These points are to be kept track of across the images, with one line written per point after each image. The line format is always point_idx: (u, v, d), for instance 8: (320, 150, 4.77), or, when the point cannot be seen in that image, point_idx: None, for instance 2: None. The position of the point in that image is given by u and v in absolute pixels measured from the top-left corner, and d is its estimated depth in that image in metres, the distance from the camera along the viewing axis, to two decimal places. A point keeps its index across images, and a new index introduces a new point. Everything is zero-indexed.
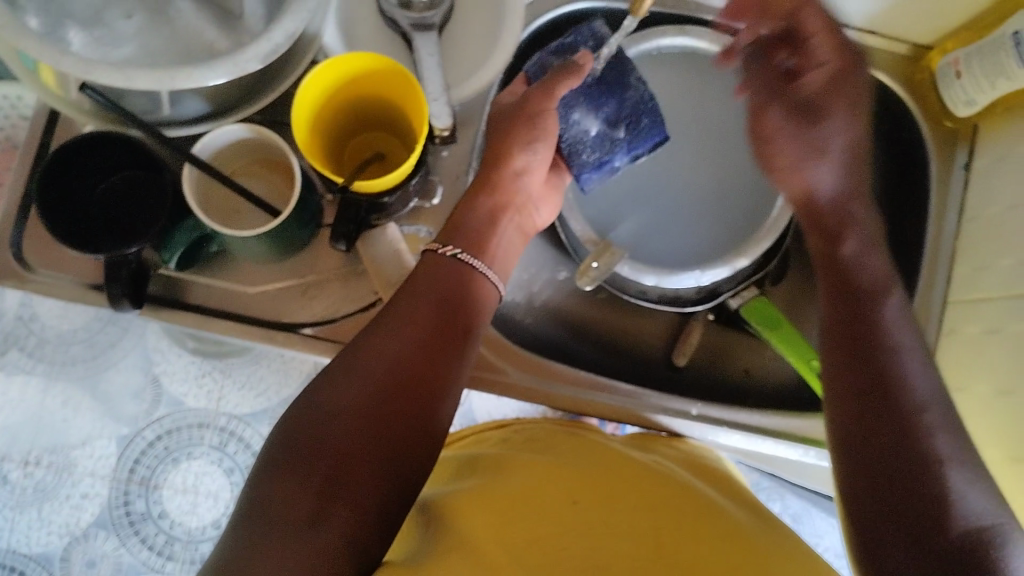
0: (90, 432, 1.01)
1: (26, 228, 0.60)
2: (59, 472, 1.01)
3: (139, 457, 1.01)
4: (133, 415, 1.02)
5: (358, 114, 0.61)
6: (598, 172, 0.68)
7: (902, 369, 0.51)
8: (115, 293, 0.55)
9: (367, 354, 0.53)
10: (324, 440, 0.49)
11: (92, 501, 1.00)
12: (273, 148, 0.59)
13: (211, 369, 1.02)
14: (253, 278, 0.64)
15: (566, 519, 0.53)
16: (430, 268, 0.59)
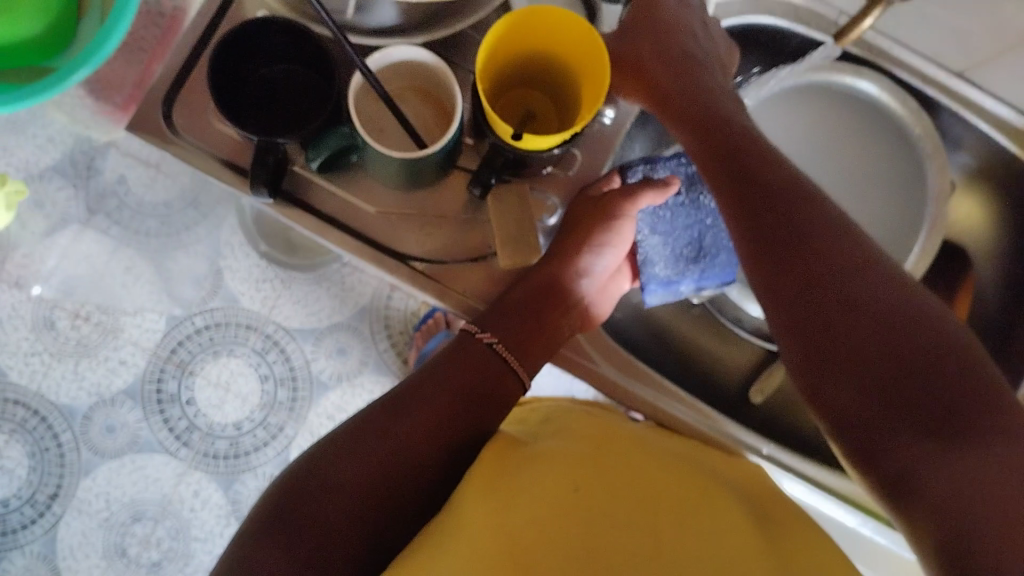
0: (142, 303, 1.03)
1: (182, 90, 0.61)
2: (105, 333, 1.02)
3: (183, 341, 1.02)
4: (188, 298, 1.03)
5: (528, 67, 0.61)
6: (664, 289, 0.66)
7: (811, 278, 0.48)
8: (256, 179, 0.56)
9: (379, 428, 0.57)
10: (325, 489, 0.53)
11: (127, 369, 1.01)
12: (438, 81, 0.59)
13: (272, 276, 1.04)
14: (375, 198, 0.64)
15: (566, 501, 0.53)
16: (461, 344, 0.62)
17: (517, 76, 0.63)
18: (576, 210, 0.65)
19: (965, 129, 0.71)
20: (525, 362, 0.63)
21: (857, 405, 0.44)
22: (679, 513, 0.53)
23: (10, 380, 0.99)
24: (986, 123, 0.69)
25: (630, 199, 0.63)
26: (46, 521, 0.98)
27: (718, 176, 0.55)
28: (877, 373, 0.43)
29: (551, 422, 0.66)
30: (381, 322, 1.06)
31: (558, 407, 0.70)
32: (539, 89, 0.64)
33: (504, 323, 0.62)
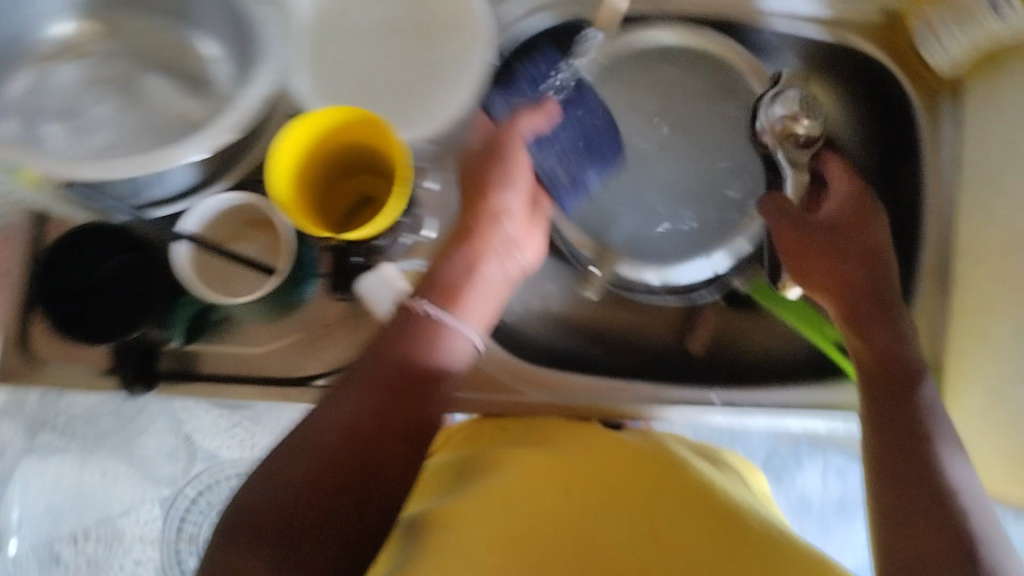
0: (132, 499, 1.02)
1: (32, 327, 0.61)
2: (109, 543, 1.02)
3: (185, 514, 1.03)
4: (171, 475, 1.03)
5: (345, 156, 0.60)
6: (576, 193, 0.66)
7: (881, 404, 0.55)
8: (127, 376, 0.57)
9: (328, 428, 0.51)
10: (280, 512, 0.49)
11: (146, 564, 1.03)
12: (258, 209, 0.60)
13: (237, 421, 1.01)
14: (256, 338, 0.64)
15: (567, 514, 0.52)
16: (400, 325, 0.56)
17: (340, 167, 0.61)
18: (466, 184, 0.62)
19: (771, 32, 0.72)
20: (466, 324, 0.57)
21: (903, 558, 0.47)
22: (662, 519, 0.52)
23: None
24: (787, 20, 0.71)
25: (513, 125, 0.61)
26: None
27: (856, 316, 0.61)
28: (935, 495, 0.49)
29: (527, 435, 0.62)
30: None
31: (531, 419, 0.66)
32: (362, 170, 0.63)
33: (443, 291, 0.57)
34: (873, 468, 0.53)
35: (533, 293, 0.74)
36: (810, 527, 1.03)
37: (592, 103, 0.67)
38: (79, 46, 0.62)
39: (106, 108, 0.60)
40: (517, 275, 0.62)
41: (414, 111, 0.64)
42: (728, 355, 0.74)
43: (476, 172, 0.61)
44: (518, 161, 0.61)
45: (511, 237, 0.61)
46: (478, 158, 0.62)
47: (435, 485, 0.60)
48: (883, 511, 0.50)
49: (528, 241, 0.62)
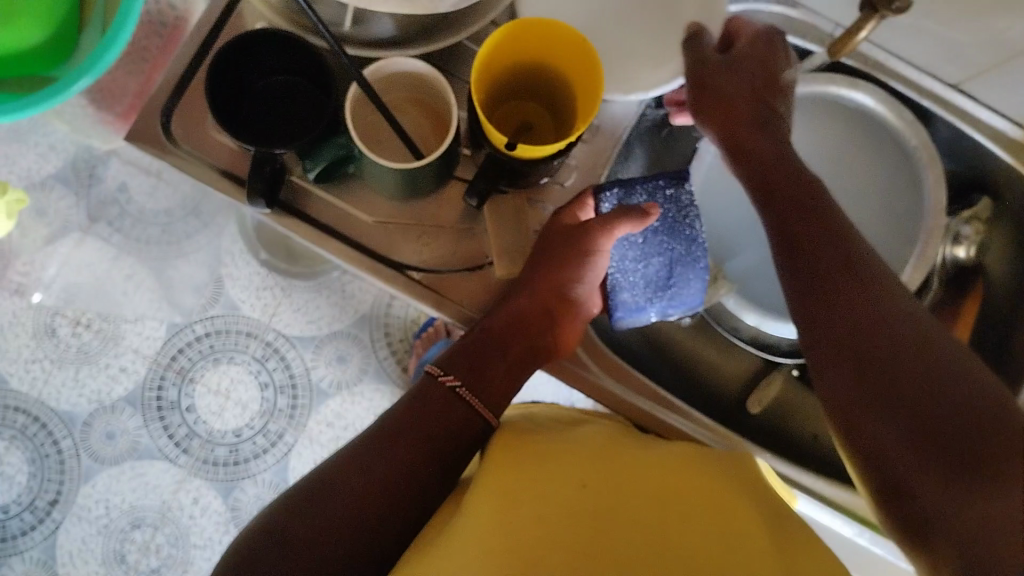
0: (144, 311, 1.03)
1: (181, 103, 0.61)
2: (105, 339, 1.02)
3: (183, 348, 1.03)
4: (189, 306, 1.04)
5: (534, 80, 0.62)
6: (632, 314, 0.67)
7: (806, 266, 0.51)
8: (255, 189, 0.57)
9: (338, 473, 0.55)
10: (294, 533, 0.52)
11: (127, 377, 1.02)
12: (434, 90, 0.60)
13: (273, 284, 1.04)
14: (372, 207, 0.64)
15: (567, 498, 0.55)
16: (422, 394, 0.60)
17: (514, 89, 0.64)
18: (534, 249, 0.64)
19: (948, 131, 0.71)
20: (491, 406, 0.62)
21: (868, 418, 0.44)
22: (686, 529, 0.53)
23: (11, 387, 1.00)
24: (978, 133, 0.69)
25: (607, 232, 0.61)
26: (46, 527, 0.99)
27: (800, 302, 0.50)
28: (891, 325, 0.45)
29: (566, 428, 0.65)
30: (381, 330, 1.06)
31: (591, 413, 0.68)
32: (532, 98, 0.65)
33: (463, 359, 0.62)
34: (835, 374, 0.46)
35: None
36: None
37: (677, 228, 0.65)
38: None
39: None
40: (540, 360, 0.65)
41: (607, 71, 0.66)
42: (775, 427, 0.74)
43: (545, 249, 0.63)
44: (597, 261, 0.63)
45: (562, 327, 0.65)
46: (550, 241, 0.63)
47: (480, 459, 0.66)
48: (847, 398, 0.45)
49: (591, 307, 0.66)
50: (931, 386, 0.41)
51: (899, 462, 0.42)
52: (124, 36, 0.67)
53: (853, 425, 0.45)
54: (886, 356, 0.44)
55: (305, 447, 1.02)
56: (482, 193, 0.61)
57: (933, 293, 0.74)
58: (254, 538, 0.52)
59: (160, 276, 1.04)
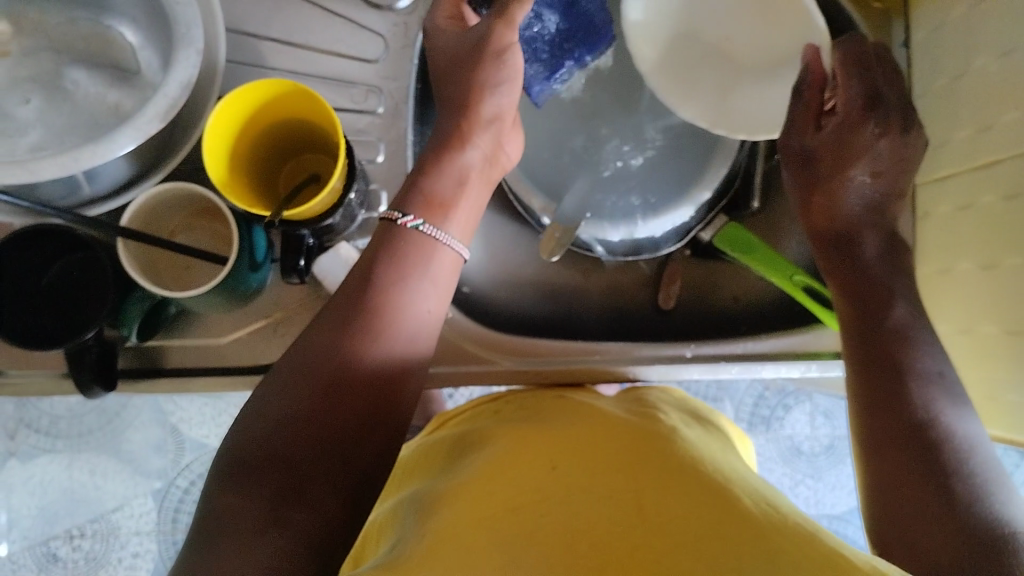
0: (125, 493, 1.02)
1: None
2: (105, 538, 1.02)
3: (179, 505, 1.03)
4: (161, 467, 1.03)
5: (279, 141, 0.60)
6: (548, 85, 0.66)
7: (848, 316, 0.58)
8: (86, 377, 0.55)
9: (292, 392, 0.48)
10: (258, 448, 0.46)
11: (144, 558, 1.02)
12: (198, 199, 0.59)
13: (226, 407, 1.04)
14: (218, 329, 0.63)
15: (549, 482, 0.51)
16: (369, 252, 0.54)
17: (271, 159, 0.62)
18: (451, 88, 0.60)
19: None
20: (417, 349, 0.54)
21: (905, 513, 0.47)
22: (664, 486, 0.49)
23: None
24: None
25: (506, 20, 0.58)
26: None
27: (847, 311, 0.58)
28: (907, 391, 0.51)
29: (523, 411, 0.63)
30: None
31: (512, 392, 0.67)
32: (293, 153, 0.63)
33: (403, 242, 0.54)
34: (879, 418, 0.51)
35: (505, 261, 0.73)
36: (802, 472, 1.04)
37: None
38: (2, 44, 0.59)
39: (32, 107, 0.59)
40: (501, 172, 0.63)
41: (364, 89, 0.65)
42: (698, 310, 0.74)
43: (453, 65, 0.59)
44: (515, 57, 0.59)
45: (499, 137, 0.61)
46: (462, 96, 0.59)
47: (427, 464, 0.62)
48: (878, 436, 0.50)
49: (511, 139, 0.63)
50: (938, 477, 0.47)
51: (906, 520, 0.46)
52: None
53: (884, 487, 0.49)
54: (917, 457, 0.48)
55: None
56: (297, 267, 0.59)
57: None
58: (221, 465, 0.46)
59: (116, 455, 1.03)
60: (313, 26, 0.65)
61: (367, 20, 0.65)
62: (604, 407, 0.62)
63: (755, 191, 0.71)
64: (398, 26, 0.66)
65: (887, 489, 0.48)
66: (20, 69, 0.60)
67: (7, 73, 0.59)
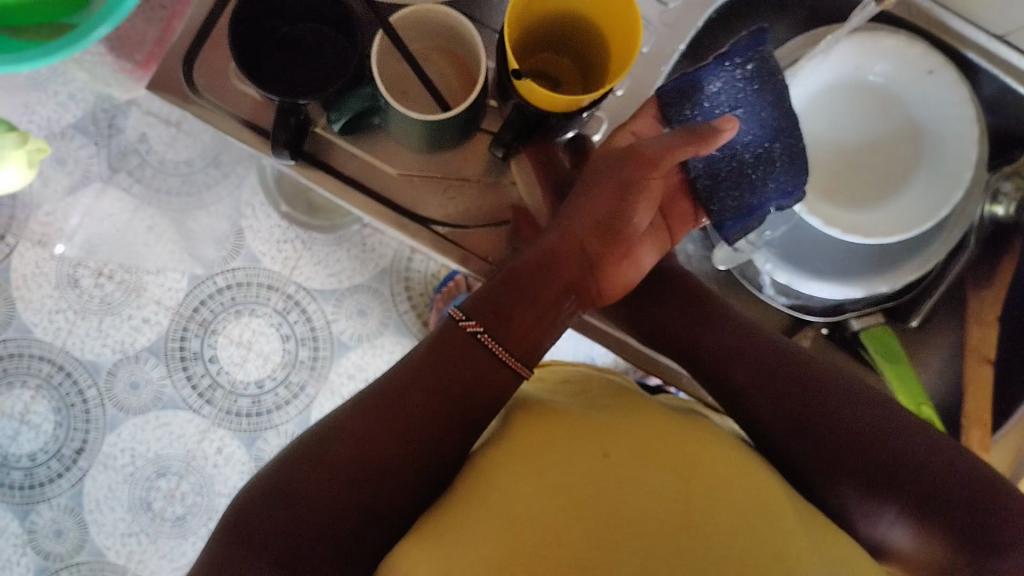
0: (165, 262, 1.00)
1: (203, 49, 0.60)
2: (128, 291, 0.99)
3: (205, 300, 0.99)
4: (211, 258, 1.00)
5: (555, 24, 0.59)
6: (743, 223, 0.62)
7: (828, 442, 0.54)
8: (278, 141, 0.55)
9: (314, 458, 0.48)
10: (271, 511, 0.46)
11: (151, 328, 0.99)
12: (460, 41, 0.58)
13: (293, 237, 1.00)
14: (396, 161, 0.63)
15: (594, 466, 0.50)
16: (439, 339, 0.53)
17: (541, 43, 0.61)
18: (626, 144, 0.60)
19: (993, 85, 0.69)
20: (519, 348, 0.54)
21: None
22: (711, 511, 0.48)
23: (34, 336, 0.97)
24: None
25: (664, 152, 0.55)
26: (73, 474, 0.97)
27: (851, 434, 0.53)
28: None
29: (576, 390, 0.61)
30: (402, 284, 1.01)
31: (570, 369, 0.66)
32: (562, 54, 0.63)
33: (490, 305, 0.53)
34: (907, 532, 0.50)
35: None
36: None
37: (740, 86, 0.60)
38: None
39: None
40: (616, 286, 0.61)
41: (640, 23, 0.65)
42: None
43: (598, 175, 0.59)
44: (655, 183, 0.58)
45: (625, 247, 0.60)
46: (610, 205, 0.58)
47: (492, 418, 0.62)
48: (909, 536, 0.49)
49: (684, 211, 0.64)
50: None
51: None
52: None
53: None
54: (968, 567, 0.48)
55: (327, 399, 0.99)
56: (507, 144, 0.59)
57: (971, 252, 0.71)
58: (228, 529, 0.46)
59: (179, 228, 1.01)
60: None
61: None
62: (656, 404, 0.60)
63: (920, 310, 0.71)
64: None
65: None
66: None
67: None
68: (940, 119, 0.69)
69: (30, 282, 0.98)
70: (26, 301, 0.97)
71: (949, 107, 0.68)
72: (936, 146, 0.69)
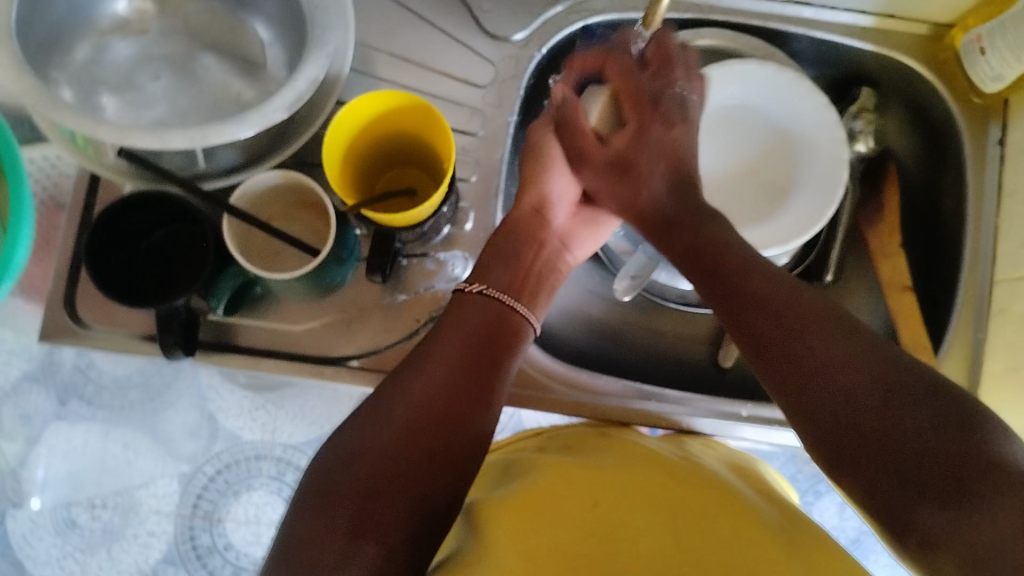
0: (151, 472, 0.94)
1: (79, 288, 0.62)
2: (125, 513, 0.94)
3: (201, 492, 0.94)
4: (192, 452, 0.94)
5: (384, 151, 0.63)
6: None
7: (734, 290, 0.50)
8: (169, 343, 0.57)
9: (369, 420, 0.51)
10: (341, 475, 0.48)
11: (158, 539, 0.94)
12: (307, 190, 0.61)
13: (263, 401, 0.95)
14: (296, 317, 0.65)
15: (583, 516, 0.52)
16: (458, 307, 0.58)
17: (383, 162, 0.64)
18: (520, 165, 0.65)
19: (805, 43, 0.72)
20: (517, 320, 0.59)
21: (873, 482, 0.42)
22: (707, 529, 0.51)
23: None
24: (834, 33, 0.71)
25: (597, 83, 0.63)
26: None
27: (708, 294, 0.52)
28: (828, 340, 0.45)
29: (566, 446, 0.63)
30: None
31: (554, 427, 0.67)
32: (408, 163, 0.65)
33: (479, 320, 0.57)
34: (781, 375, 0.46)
35: (576, 297, 0.75)
36: None
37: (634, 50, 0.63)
38: (142, 19, 0.63)
39: (160, 82, 0.62)
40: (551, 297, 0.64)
41: (465, 110, 0.69)
42: None
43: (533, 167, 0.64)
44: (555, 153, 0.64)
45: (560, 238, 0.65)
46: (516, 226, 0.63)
47: (485, 480, 0.64)
48: (757, 347, 0.48)
49: (579, 240, 0.67)
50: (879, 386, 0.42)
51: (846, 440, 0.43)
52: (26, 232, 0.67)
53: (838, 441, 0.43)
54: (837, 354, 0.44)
55: None
56: (383, 266, 0.61)
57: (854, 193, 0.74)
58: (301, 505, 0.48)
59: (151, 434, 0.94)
60: (431, 46, 0.69)
61: (480, 47, 0.70)
62: (647, 447, 0.62)
63: (830, 264, 0.73)
64: (510, 58, 0.70)
65: (817, 435, 0.44)
66: (153, 45, 0.63)
67: (140, 46, 0.63)
68: (805, 124, 0.70)
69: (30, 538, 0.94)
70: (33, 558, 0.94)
71: (811, 113, 0.70)
72: (809, 144, 0.70)
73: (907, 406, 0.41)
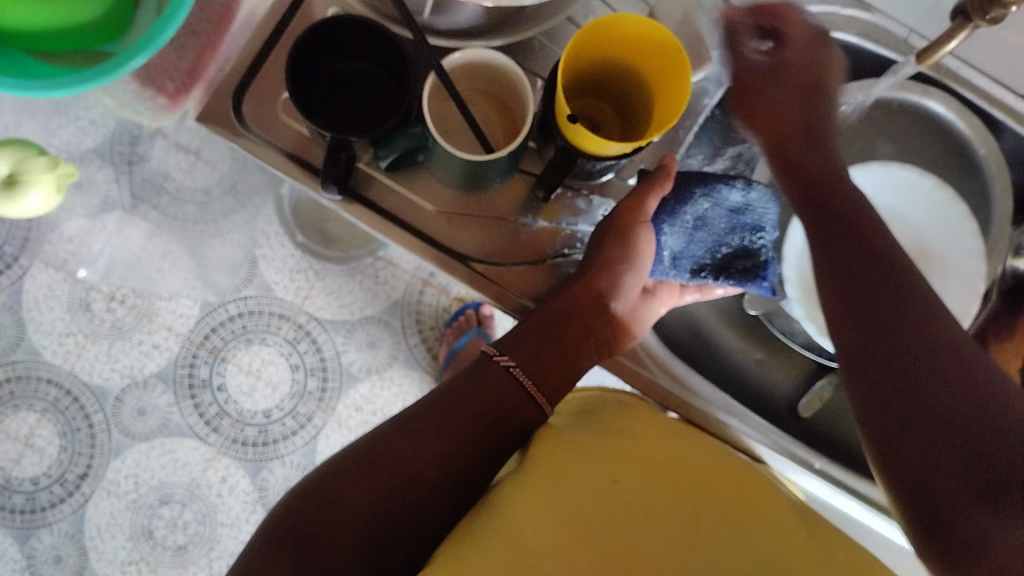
0: (178, 289, 1.01)
1: (252, 85, 0.61)
2: (140, 316, 1.00)
3: (216, 327, 1.01)
4: (223, 286, 1.02)
5: (593, 71, 0.61)
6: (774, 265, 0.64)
7: (851, 248, 0.48)
8: (328, 176, 0.57)
9: (347, 483, 0.53)
10: (314, 526, 0.51)
11: (160, 354, 1.00)
12: (507, 84, 0.59)
13: (307, 267, 1.03)
14: (435, 197, 0.64)
15: (605, 498, 0.51)
16: (477, 372, 0.60)
17: (582, 86, 0.62)
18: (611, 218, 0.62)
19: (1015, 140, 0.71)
20: (541, 387, 0.60)
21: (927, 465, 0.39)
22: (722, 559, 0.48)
23: (43, 359, 0.98)
24: None
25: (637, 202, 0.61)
26: (75, 500, 0.98)
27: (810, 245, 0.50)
28: (916, 324, 0.42)
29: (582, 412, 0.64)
30: (412, 319, 1.06)
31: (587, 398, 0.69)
32: (600, 97, 0.64)
33: (495, 381, 0.59)
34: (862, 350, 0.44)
35: None
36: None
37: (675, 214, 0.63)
38: None
39: None
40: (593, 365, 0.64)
41: None
42: (831, 428, 0.74)
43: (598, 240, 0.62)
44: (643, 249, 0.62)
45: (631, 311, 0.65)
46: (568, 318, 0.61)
47: None
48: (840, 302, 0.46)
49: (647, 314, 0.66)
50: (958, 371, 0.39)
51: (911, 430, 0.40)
52: (176, 16, 0.60)
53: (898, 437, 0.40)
54: (922, 342, 0.41)
55: (334, 431, 1.02)
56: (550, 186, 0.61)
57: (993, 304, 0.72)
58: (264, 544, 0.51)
59: (195, 254, 1.02)
60: None
61: None
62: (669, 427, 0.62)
63: None
64: None
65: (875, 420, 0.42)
66: None
67: None
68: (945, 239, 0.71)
69: (41, 304, 0.98)
70: (36, 324, 0.98)
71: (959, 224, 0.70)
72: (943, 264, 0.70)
73: (990, 399, 0.38)
